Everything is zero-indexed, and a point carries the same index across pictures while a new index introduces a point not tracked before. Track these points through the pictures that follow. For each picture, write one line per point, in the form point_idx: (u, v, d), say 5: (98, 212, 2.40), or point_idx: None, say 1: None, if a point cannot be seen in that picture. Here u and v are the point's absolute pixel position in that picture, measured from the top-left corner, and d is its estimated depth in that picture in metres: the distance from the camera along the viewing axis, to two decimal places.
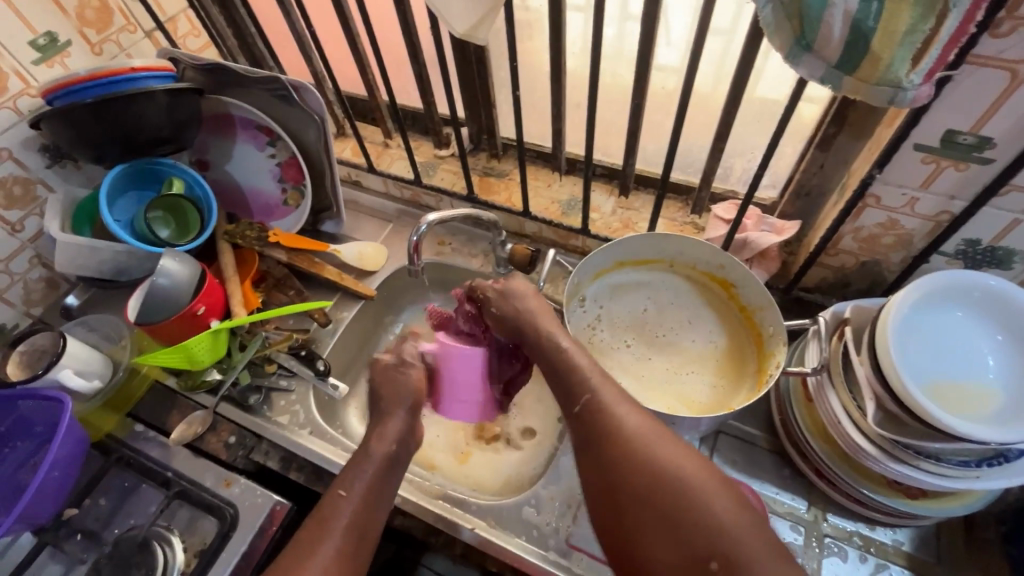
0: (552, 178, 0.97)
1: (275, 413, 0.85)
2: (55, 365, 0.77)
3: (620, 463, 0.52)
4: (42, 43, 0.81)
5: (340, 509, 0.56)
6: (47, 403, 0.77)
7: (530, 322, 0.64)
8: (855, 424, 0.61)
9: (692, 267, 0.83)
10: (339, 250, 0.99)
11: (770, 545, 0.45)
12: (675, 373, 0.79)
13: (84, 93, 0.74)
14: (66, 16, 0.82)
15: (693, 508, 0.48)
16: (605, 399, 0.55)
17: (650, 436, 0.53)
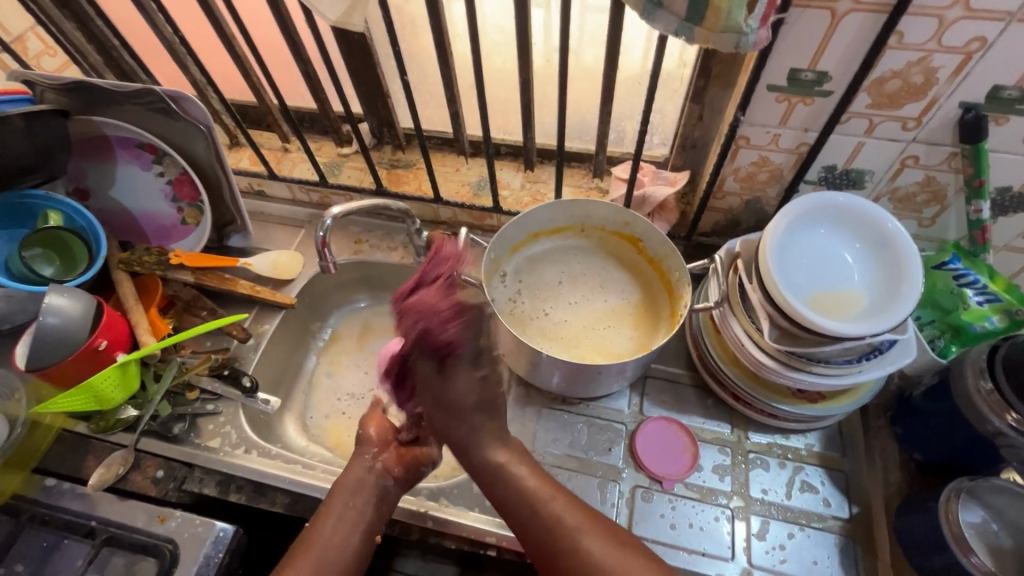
0: (458, 162, 0.98)
1: (204, 439, 0.81)
2: None
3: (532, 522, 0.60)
4: None
5: (316, 530, 0.63)
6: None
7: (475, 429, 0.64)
8: (756, 343, 0.67)
9: (601, 228, 0.87)
10: (250, 263, 0.95)
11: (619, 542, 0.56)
12: (598, 330, 0.83)
13: None
14: None
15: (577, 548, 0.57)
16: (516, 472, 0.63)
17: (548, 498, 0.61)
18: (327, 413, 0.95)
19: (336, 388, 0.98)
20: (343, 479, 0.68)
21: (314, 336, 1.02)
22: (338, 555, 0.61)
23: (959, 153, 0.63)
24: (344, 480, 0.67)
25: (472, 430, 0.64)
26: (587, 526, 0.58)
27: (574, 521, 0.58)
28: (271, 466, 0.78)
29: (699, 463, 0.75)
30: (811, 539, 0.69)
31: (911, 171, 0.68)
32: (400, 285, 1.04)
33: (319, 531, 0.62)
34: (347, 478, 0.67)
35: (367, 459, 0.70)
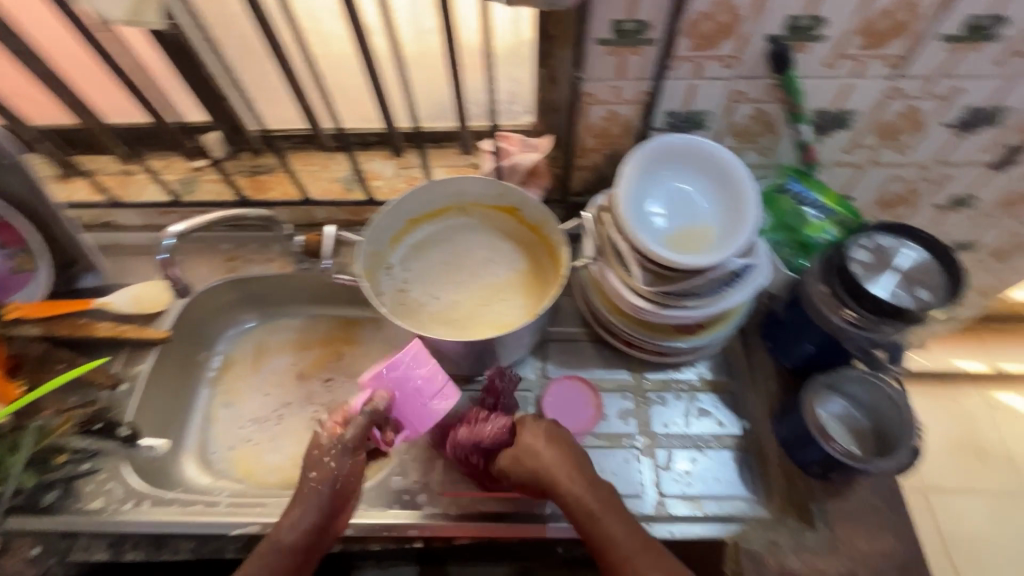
0: (325, 159, 0.93)
1: (85, 502, 0.73)
2: None
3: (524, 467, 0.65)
4: None
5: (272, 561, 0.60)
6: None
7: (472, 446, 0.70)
8: (632, 289, 0.70)
9: (479, 203, 0.87)
10: (107, 301, 0.87)
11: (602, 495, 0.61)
12: (489, 304, 0.83)
13: None
14: None
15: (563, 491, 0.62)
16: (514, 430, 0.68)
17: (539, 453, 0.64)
18: (231, 444, 0.89)
19: (236, 416, 0.92)
20: (299, 512, 0.63)
21: (203, 367, 0.95)
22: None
23: (776, 83, 0.69)
24: (299, 512, 0.63)
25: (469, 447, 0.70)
26: (574, 470, 0.63)
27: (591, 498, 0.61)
28: (166, 514, 0.72)
29: (605, 412, 0.78)
30: (712, 459, 0.74)
31: (741, 106, 0.73)
32: (289, 295, 0.99)
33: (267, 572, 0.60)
34: (306, 517, 0.63)
35: (323, 496, 0.64)
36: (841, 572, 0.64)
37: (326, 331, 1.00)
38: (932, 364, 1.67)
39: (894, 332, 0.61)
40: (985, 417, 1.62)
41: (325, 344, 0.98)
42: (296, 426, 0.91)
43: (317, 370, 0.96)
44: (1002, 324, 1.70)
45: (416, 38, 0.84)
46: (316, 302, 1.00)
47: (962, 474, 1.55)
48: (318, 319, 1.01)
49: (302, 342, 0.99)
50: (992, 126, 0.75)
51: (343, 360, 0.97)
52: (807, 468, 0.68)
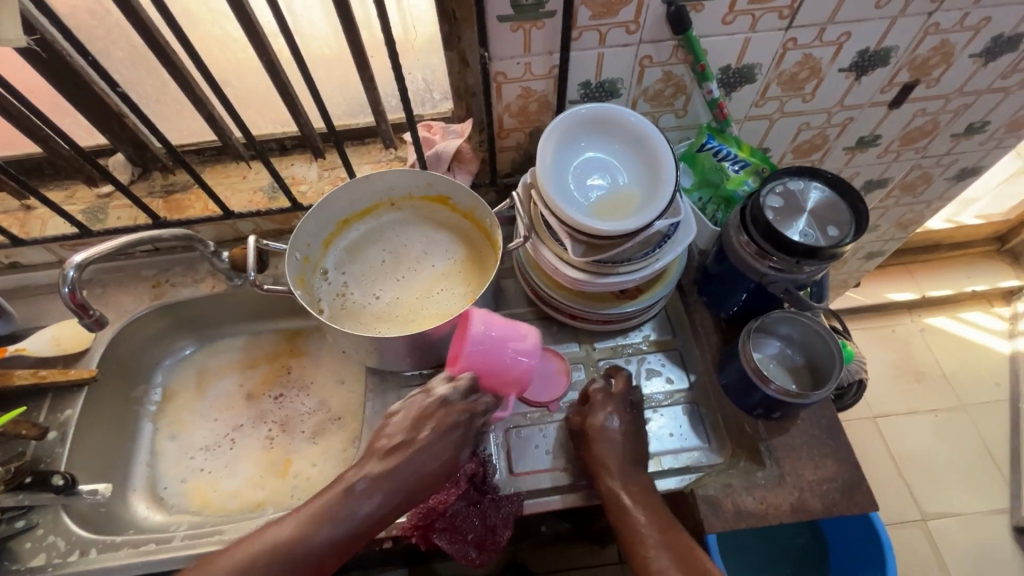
0: (244, 169, 0.90)
1: (24, 561, 0.69)
2: None
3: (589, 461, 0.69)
4: None
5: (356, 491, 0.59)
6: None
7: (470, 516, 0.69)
8: (567, 262, 0.71)
9: (409, 196, 0.86)
10: (24, 347, 0.82)
11: (652, 505, 0.65)
12: (430, 297, 0.82)
13: None
14: None
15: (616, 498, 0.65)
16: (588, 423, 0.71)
17: (609, 454, 0.68)
18: (183, 477, 0.85)
19: (185, 447, 0.88)
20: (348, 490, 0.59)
21: (142, 402, 0.90)
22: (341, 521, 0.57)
23: (679, 44, 0.70)
24: (330, 513, 0.57)
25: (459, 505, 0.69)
26: (632, 480, 0.67)
27: (636, 493, 0.65)
28: (118, 558, 0.69)
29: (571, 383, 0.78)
30: (665, 415, 0.77)
31: (651, 70, 0.74)
32: (226, 314, 0.95)
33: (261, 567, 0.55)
34: (335, 528, 0.57)
35: (358, 501, 0.58)
36: (791, 503, 0.67)
37: (271, 347, 0.96)
38: (867, 300, 1.78)
39: (812, 270, 0.65)
40: (919, 342, 1.74)
41: (271, 360, 0.95)
42: (250, 448, 0.88)
43: (266, 388, 0.93)
44: (925, 255, 1.82)
45: (320, 33, 0.81)
46: (257, 318, 0.97)
47: (905, 397, 1.66)
48: (261, 335, 0.97)
49: (247, 361, 0.95)
50: (883, 67, 0.79)
51: (292, 374, 0.94)
52: (751, 411, 0.71)
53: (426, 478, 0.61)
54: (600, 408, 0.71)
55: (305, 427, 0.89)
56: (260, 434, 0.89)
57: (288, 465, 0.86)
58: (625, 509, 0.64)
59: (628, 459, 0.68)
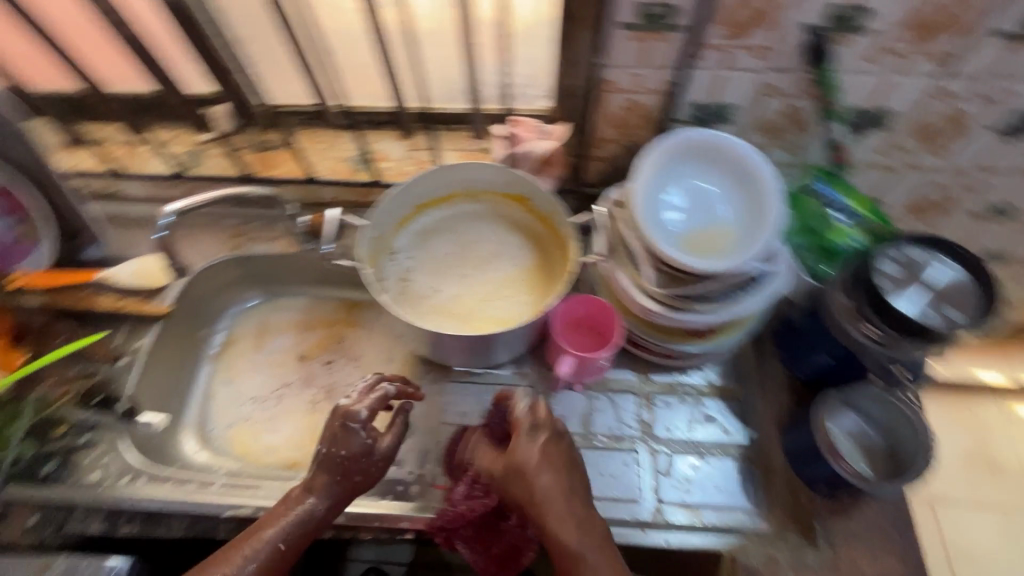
0: (334, 137, 0.91)
1: (81, 474, 0.73)
2: None
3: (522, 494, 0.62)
4: None
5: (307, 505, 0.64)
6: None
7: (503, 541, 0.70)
8: (641, 290, 0.67)
9: (490, 192, 0.84)
10: (111, 274, 0.86)
11: (603, 552, 0.60)
12: (490, 299, 0.80)
13: None
14: None
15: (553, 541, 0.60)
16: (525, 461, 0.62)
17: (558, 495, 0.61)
18: (230, 422, 0.89)
19: (235, 394, 0.91)
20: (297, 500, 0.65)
21: (203, 344, 0.94)
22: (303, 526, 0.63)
23: (811, 77, 0.64)
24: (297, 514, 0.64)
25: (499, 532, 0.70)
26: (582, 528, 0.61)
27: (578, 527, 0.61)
28: (163, 491, 0.72)
29: (619, 413, 0.77)
30: (712, 466, 0.72)
31: (772, 101, 0.68)
32: (294, 275, 0.98)
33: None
34: (308, 518, 0.64)
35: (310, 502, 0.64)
36: None
37: (330, 313, 0.99)
38: (951, 375, 1.62)
39: (916, 351, 0.58)
40: (1002, 430, 1.57)
41: (327, 325, 0.98)
42: (293, 408, 0.90)
43: (318, 351, 0.95)
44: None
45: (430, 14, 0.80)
46: (321, 283, 1.00)
47: (971, 488, 1.51)
48: (323, 301, 1.00)
49: (305, 323, 0.98)
50: None
51: (344, 344, 0.96)
52: (810, 479, 0.66)
53: (361, 483, 0.67)
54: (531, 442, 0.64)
55: (349, 398, 0.91)
56: (306, 396, 0.91)
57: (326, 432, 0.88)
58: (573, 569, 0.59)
59: (552, 471, 0.63)
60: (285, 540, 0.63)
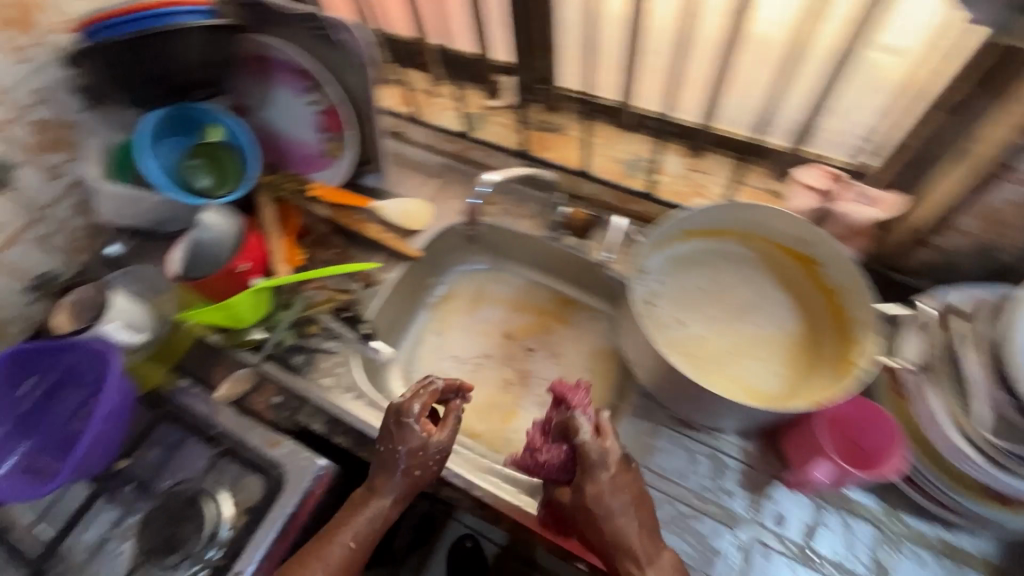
0: (616, 135, 0.89)
1: (321, 374, 0.83)
2: (101, 319, 0.77)
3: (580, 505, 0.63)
4: None
5: (368, 505, 0.68)
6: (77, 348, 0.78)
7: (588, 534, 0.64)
8: (960, 429, 0.56)
9: (770, 240, 0.76)
10: (382, 206, 0.94)
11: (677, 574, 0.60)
12: (739, 357, 0.72)
13: (118, 30, 0.74)
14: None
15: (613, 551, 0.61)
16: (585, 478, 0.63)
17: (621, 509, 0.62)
18: (432, 371, 0.94)
19: (441, 347, 0.96)
20: (363, 503, 0.68)
21: (427, 291, 1.00)
22: (369, 526, 0.67)
23: None
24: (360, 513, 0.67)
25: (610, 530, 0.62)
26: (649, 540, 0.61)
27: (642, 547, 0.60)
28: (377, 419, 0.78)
29: (852, 540, 0.65)
30: None
31: None
32: (524, 253, 0.99)
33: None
34: (370, 518, 0.67)
35: (370, 506, 0.68)
36: None
37: (543, 301, 0.99)
38: None
39: None
40: None
41: (538, 313, 0.98)
42: (489, 381, 0.92)
43: (524, 334, 0.96)
44: None
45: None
46: (543, 271, 1.00)
47: None
48: (539, 287, 1.00)
49: (519, 304, 0.99)
50: None
51: (550, 337, 0.95)
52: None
53: (419, 485, 0.69)
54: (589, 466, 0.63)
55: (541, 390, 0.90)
56: (502, 373, 0.93)
57: (511, 417, 0.89)
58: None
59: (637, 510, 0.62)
60: (360, 532, 0.66)
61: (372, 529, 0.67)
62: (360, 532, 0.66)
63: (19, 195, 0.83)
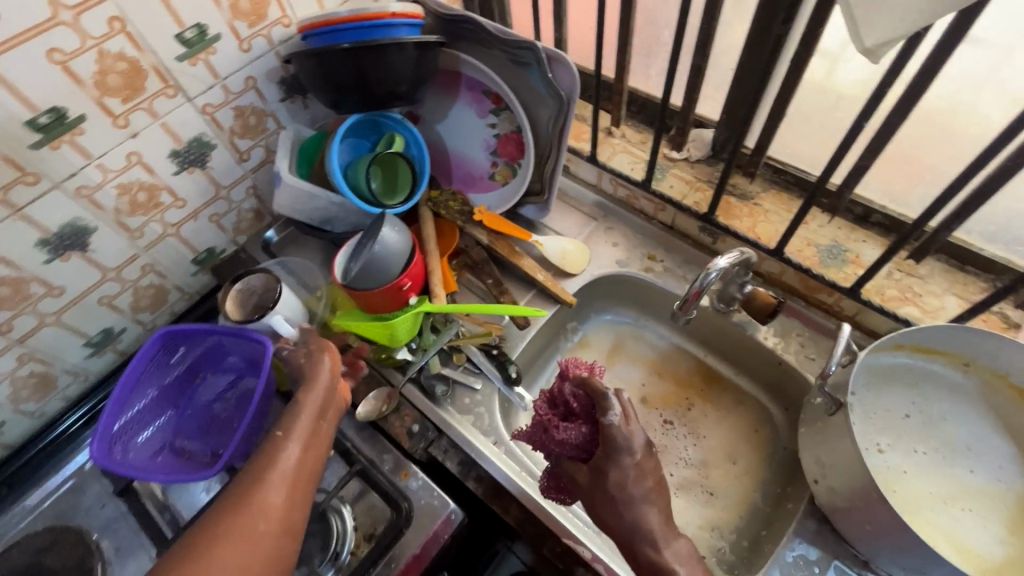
0: (813, 216, 0.82)
1: (460, 410, 0.81)
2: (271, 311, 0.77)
3: (599, 495, 0.59)
4: (189, 37, 0.71)
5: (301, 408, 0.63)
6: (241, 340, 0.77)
7: (597, 517, 0.60)
8: None
9: (1000, 374, 0.66)
10: (543, 242, 0.91)
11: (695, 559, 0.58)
12: (948, 505, 0.63)
13: (339, 36, 0.74)
14: (219, 6, 0.72)
15: (633, 548, 0.58)
16: (608, 468, 0.59)
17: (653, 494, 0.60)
18: None
19: None
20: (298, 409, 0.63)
21: (565, 335, 0.95)
22: (313, 427, 0.63)
23: None
24: (317, 419, 0.64)
25: (633, 524, 0.58)
26: (665, 529, 0.59)
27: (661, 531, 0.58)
28: (513, 470, 0.74)
29: None
30: None
31: None
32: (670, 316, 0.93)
33: (262, 472, 0.57)
34: (315, 420, 0.64)
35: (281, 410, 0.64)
36: None
37: (686, 371, 0.91)
38: None
39: None
40: None
41: (679, 384, 0.90)
42: None
43: (660, 406, 0.89)
44: None
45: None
46: (691, 338, 0.92)
47: None
48: (684, 354, 0.92)
49: (658, 367, 0.92)
50: None
51: (690, 413, 0.88)
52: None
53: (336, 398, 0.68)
54: (609, 457, 0.59)
55: (677, 471, 0.83)
56: None
57: None
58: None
59: (658, 501, 0.60)
60: (317, 438, 0.63)
61: (327, 432, 0.64)
62: (306, 434, 0.62)
63: (207, 176, 0.85)
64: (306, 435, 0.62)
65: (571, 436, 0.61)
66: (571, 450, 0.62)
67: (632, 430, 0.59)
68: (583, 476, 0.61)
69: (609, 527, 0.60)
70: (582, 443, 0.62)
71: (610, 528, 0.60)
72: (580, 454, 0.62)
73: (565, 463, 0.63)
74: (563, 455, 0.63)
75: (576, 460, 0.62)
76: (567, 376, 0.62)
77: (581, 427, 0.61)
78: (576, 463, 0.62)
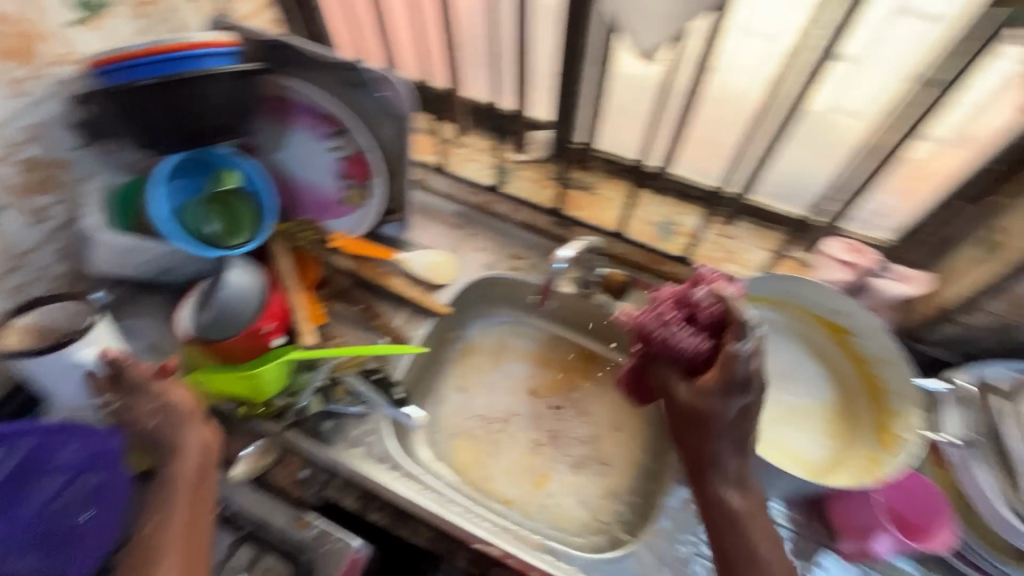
0: (646, 197, 0.91)
1: (348, 444, 0.77)
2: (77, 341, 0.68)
3: (720, 450, 0.56)
4: None
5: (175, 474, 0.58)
6: (65, 442, 0.65)
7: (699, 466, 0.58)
8: (1010, 505, 0.60)
9: (802, 309, 0.78)
10: (408, 259, 0.91)
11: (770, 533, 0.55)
12: (780, 426, 0.75)
13: (135, 71, 0.66)
14: None
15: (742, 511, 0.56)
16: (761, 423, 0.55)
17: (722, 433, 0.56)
18: (456, 432, 0.89)
19: (466, 406, 0.92)
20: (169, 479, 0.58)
21: (449, 346, 0.96)
22: (191, 493, 0.58)
23: None
24: (195, 480, 0.59)
25: (723, 467, 0.56)
26: (750, 503, 0.56)
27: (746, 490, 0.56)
28: (414, 491, 0.73)
29: None
30: None
31: None
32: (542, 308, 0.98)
33: (146, 555, 0.54)
34: (193, 482, 0.59)
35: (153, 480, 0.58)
36: None
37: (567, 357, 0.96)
38: None
39: None
40: None
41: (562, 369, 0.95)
42: (518, 442, 0.88)
43: (549, 393, 0.93)
44: None
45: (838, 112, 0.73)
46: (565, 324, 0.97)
47: None
48: (563, 341, 0.97)
49: (541, 358, 0.96)
50: None
51: (577, 394, 0.93)
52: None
53: (210, 456, 0.61)
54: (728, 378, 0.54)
55: (573, 451, 0.88)
56: (530, 433, 0.89)
57: (544, 480, 0.86)
58: (735, 531, 0.55)
59: (739, 459, 0.57)
60: (202, 499, 0.59)
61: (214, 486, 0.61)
62: (186, 502, 0.58)
63: None
64: (186, 503, 0.58)
65: (683, 342, 0.59)
66: (692, 362, 0.60)
67: (755, 368, 0.54)
68: (683, 392, 0.59)
69: (703, 486, 0.57)
70: (705, 355, 0.59)
71: (705, 477, 0.57)
72: (687, 364, 0.60)
73: (665, 377, 0.61)
74: (673, 366, 0.61)
75: (689, 369, 0.60)
76: (702, 282, 0.62)
77: (709, 335, 0.59)
78: (693, 372, 0.60)
